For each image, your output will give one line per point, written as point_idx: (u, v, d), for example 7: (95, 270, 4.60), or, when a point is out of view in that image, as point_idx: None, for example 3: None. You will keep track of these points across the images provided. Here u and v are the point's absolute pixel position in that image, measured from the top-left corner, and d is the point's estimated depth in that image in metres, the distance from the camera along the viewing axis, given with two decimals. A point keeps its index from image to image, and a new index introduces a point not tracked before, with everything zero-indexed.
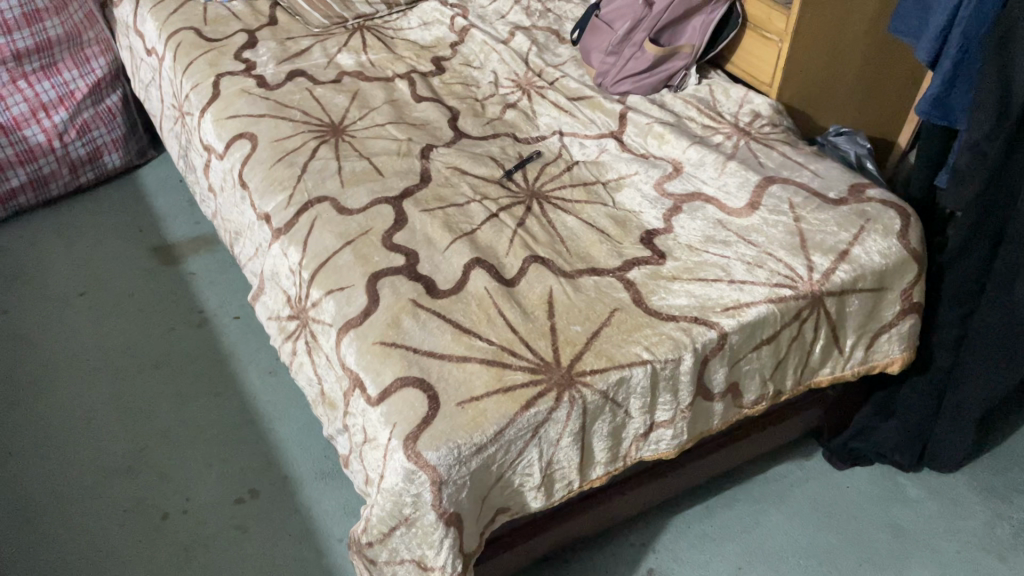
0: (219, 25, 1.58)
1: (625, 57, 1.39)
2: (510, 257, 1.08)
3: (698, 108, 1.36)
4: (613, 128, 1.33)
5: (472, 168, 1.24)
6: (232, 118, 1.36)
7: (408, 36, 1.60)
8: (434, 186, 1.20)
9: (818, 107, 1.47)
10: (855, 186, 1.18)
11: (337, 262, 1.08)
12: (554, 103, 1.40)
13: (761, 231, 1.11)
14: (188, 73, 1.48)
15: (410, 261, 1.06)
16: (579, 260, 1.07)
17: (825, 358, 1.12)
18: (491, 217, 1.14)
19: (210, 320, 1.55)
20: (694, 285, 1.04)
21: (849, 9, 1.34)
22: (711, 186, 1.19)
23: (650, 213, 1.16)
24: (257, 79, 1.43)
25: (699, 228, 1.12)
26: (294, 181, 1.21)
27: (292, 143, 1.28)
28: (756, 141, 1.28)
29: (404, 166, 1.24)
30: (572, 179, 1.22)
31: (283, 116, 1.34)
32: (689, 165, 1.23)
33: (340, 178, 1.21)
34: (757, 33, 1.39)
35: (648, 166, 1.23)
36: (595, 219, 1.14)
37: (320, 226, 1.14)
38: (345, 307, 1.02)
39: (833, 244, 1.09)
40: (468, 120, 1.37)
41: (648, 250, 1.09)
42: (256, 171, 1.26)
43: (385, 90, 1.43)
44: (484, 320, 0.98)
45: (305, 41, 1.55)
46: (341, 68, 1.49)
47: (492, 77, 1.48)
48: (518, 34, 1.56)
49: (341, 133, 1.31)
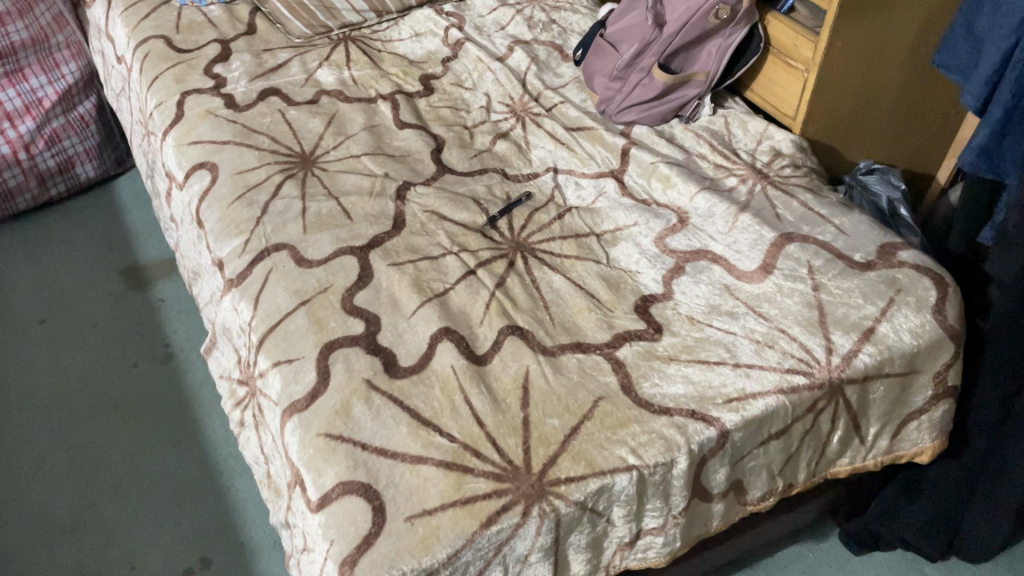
0: (191, 33, 1.45)
1: (631, 83, 1.25)
2: (484, 327, 0.94)
3: (711, 145, 1.21)
4: (615, 166, 1.19)
5: (451, 213, 1.10)
6: (194, 144, 1.23)
7: (397, 49, 1.46)
8: (408, 233, 1.07)
9: (847, 142, 1.31)
10: (886, 246, 1.04)
11: (288, 328, 0.95)
12: (550, 133, 1.26)
13: (774, 301, 0.97)
14: (153, 89, 1.35)
15: (370, 329, 0.93)
16: (563, 333, 0.94)
17: (844, 448, 0.98)
18: (467, 274, 1.01)
19: (176, 355, 1.43)
20: (693, 368, 0.90)
21: (886, 35, 1.19)
22: (720, 244, 1.05)
23: (649, 274, 1.02)
24: (225, 99, 1.30)
25: (702, 295, 0.98)
26: (253, 223, 1.08)
27: (255, 177, 1.15)
28: (775, 187, 1.13)
29: (376, 209, 1.10)
30: (563, 229, 1.08)
31: (249, 144, 1.21)
32: (695, 216, 1.09)
33: (302, 221, 1.08)
34: (781, 59, 1.24)
35: (649, 215, 1.09)
36: (585, 280, 1.01)
37: (275, 280, 1.01)
38: (291, 385, 0.89)
39: (857, 320, 0.95)
40: (454, 151, 1.23)
41: (643, 322, 0.95)
42: (213, 209, 1.13)
43: (364, 113, 1.29)
44: (446, 410, 0.85)
45: (283, 54, 1.42)
46: (320, 85, 1.36)
47: (485, 100, 1.34)
48: (516, 51, 1.42)
49: (311, 164, 1.18)
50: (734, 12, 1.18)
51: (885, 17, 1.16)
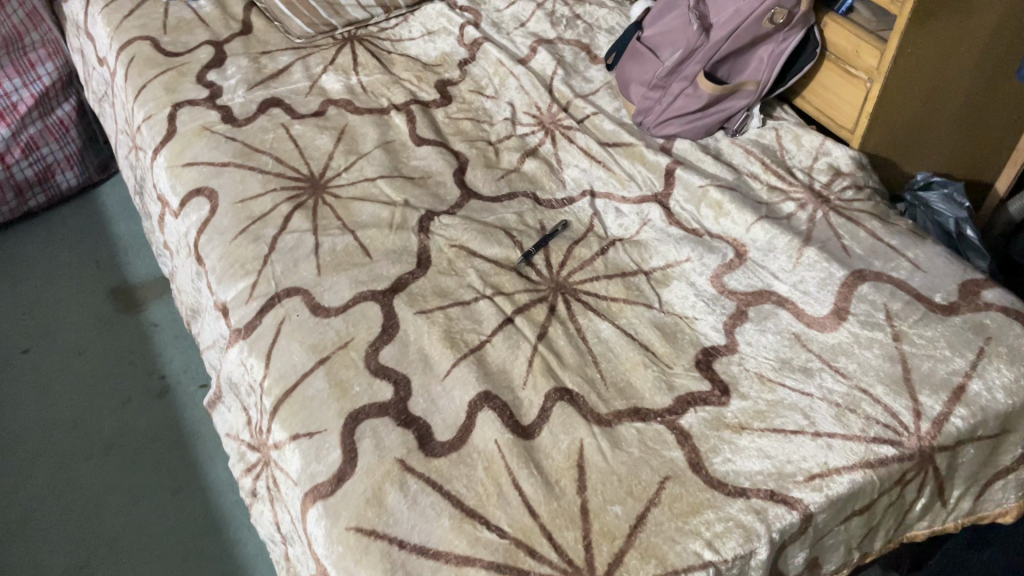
0: (180, 34, 1.32)
1: (673, 94, 1.13)
2: (528, 389, 0.83)
3: (763, 163, 1.10)
4: (658, 188, 1.07)
5: (481, 248, 0.99)
6: (189, 166, 1.11)
7: (408, 50, 1.33)
8: (434, 273, 0.96)
9: (907, 154, 1.20)
10: (967, 285, 0.93)
11: (305, 393, 0.84)
12: (583, 149, 1.14)
13: (851, 355, 0.86)
14: (140, 100, 1.22)
15: (399, 393, 0.82)
16: (618, 396, 0.83)
17: (926, 512, 0.87)
18: (504, 323, 0.90)
19: (172, 389, 1.32)
20: (768, 439, 0.79)
21: (958, 38, 1.07)
22: (785, 284, 0.94)
23: (707, 321, 0.91)
24: (221, 112, 1.18)
25: (769, 346, 0.88)
26: (259, 263, 0.97)
27: (260, 207, 1.04)
28: (838, 214, 1.02)
29: (397, 244, 0.99)
30: (607, 266, 0.97)
31: (251, 166, 1.09)
32: (754, 250, 0.98)
33: (315, 260, 0.97)
34: (839, 66, 1.12)
35: (703, 249, 0.98)
36: (637, 328, 0.90)
37: (288, 332, 0.89)
38: (312, 464, 0.78)
39: (945, 376, 0.84)
40: (479, 172, 1.11)
41: (707, 381, 0.84)
42: (214, 244, 1.01)
43: (377, 127, 1.17)
44: (493, 496, 0.74)
45: (283, 57, 1.29)
46: (326, 94, 1.24)
47: (508, 110, 1.21)
48: (540, 52, 1.30)
49: (322, 190, 1.07)
50: (790, 16, 1.06)
51: (959, 20, 1.04)
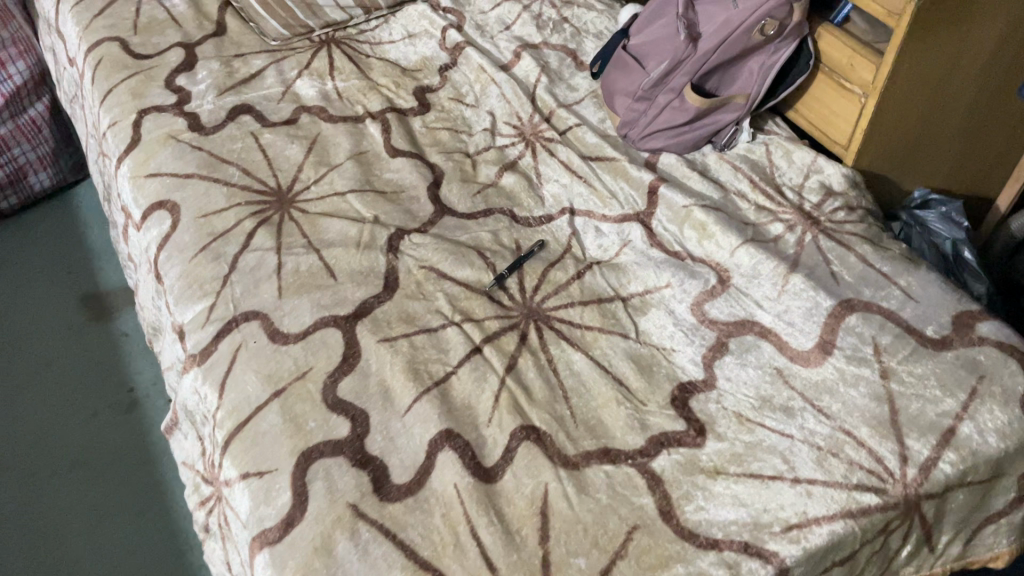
0: (151, 35, 1.27)
1: (658, 106, 1.08)
2: (493, 427, 0.79)
3: (751, 181, 1.05)
4: (640, 207, 1.03)
5: (452, 270, 0.95)
6: (152, 177, 1.06)
7: (387, 53, 1.28)
8: (401, 297, 0.91)
9: (905, 169, 1.15)
10: (962, 317, 0.88)
11: (259, 428, 0.79)
12: (564, 163, 1.09)
13: (836, 393, 0.82)
14: (106, 104, 1.17)
15: (356, 430, 0.78)
16: (588, 435, 0.79)
17: (912, 557, 0.81)
18: (472, 353, 0.86)
19: (141, 403, 1.28)
20: (744, 485, 0.75)
21: (959, 51, 1.01)
22: (769, 313, 0.89)
23: (686, 353, 0.86)
24: (188, 119, 1.13)
25: (749, 382, 0.83)
26: (219, 283, 0.93)
27: (222, 222, 0.99)
28: (827, 237, 0.98)
29: (364, 265, 0.95)
30: (582, 291, 0.92)
31: (215, 178, 1.05)
32: (738, 276, 0.93)
33: (277, 281, 0.92)
34: (832, 79, 1.07)
35: (684, 274, 0.93)
36: (611, 361, 0.85)
37: (244, 361, 0.85)
38: (260, 507, 0.74)
39: (934, 419, 0.79)
40: (454, 186, 1.06)
41: (682, 421, 0.80)
42: (173, 262, 0.97)
43: (350, 137, 1.13)
44: (449, 547, 0.70)
45: (257, 60, 1.24)
46: (299, 100, 1.19)
47: (488, 120, 1.16)
48: (524, 58, 1.25)
49: (288, 205, 1.02)
50: (783, 26, 1.01)
51: (963, 32, 0.99)
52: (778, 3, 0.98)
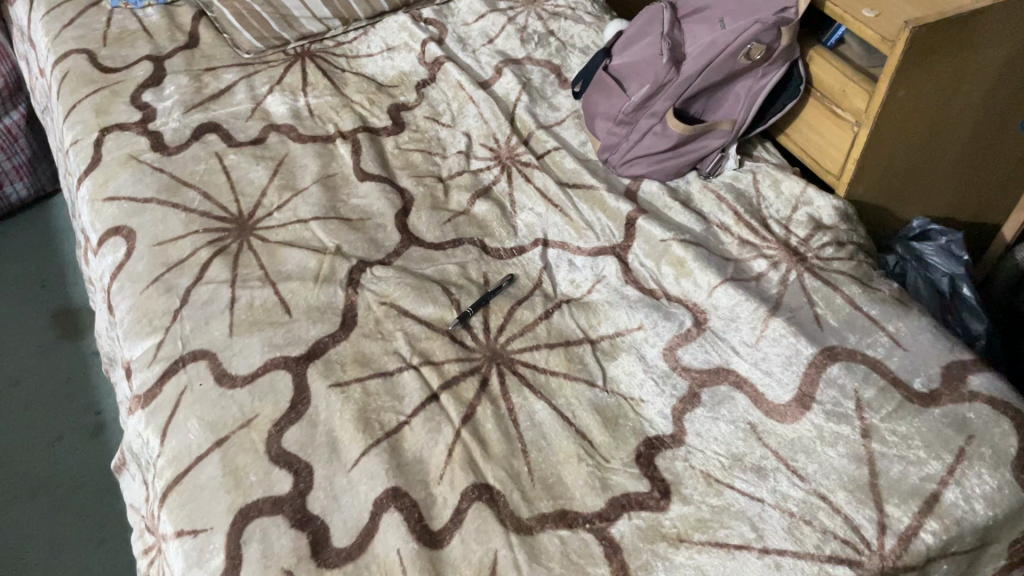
0: (121, 47, 1.23)
1: (640, 131, 1.03)
2: (444, 485, 0.74)
3: (735, 212, 1.00)
4: (617, 239, 0.97)
5: (414, 306, 0.90)
6: (110, 201, 1.02)
7: (364, 67, 1.23)
8: (358, 337, 0.87)
9: (901, 199, 1.09)
10: (953, 368, 0.82)
11: (197, 480, 0.75)
12: (540, 190, 1.04)
13: (812, 453, 0.77)
14: (69, 121, 1.13)
15: (298, 486, 0.74)
16: (545, 496, 0.74)
17: None
18: (428, 401, 0.81)
19: (107, 427, 1.24)
20: (707, 555, 0.69)
21: (959, 79, 0.95)
22: (746, 361, 0.84)
23: (655, 404, 0.81)
24: (151, 139, 1.09)
25: (720, 438, 0.78)
26: (169, 319, 0.88)
27: (178, 251, 0.95)
28: (813, 276, 0.92)
29: (322, 300, 0.90)
30: (549, 333, 0.87)
31: (174, 203, 1.00)
32: (715, 318, 0.88)
33: (229, 317, 0.88)
34: (825, 105, 1.01)
35: (659, 315, 0.88)
36: (575, 411, 0.80)
37: (188, 405, 0.81)
38: (193, 569, 0.70)
39: (917, 483, 0.73)
40: (423, 214, 1.02)
41: (646, 481, 0.75)
42: (124, 293, 0.92)
43: (319, 158, 1.08)
44: None
45: (228, 74, 1.20)
46: (269, 117, 1.14)
47: (464, 141, 1.11)
48: (505, 74, 1.20)
49: (248, 232, 0.98)
50: (770, 51, 0.96)
51: (962, 59, 0.92)
52: (765, 27, 0.93)
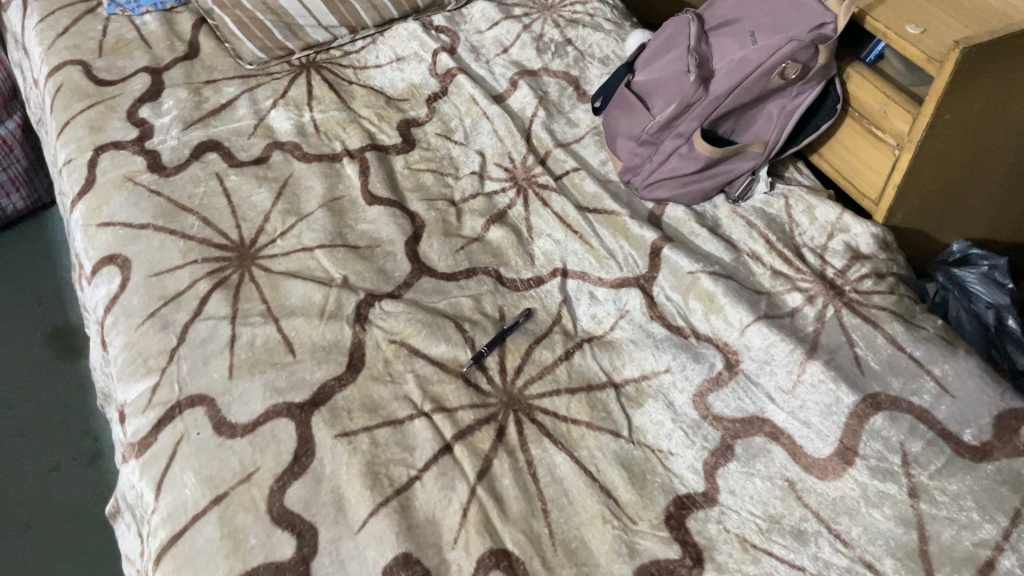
0: (117, 58, 1.17)
1: (665, 152, 0.97)
2: (459, 549, 0.69)
3: (767, 241, 0.94)
4: (641, 270, 0.92)
5: (425, 345, 0.84)
6: (104, 227, 0.96)
7: (373, 79, 1.18)
8: (366, 380, 0.81)
9: (941, 224, 1.02)
10: (1005, 418, 0.76)
11: (194, 542, 0.70)
12: (559, 214, 0.98)
13: (856, 515, 0.71)
14: (62, 138, 1.08)
15: (302, 550, 0.69)
16: (568, 562, 0.68)
17: None
18: (441, 453, 0.75)
19: (105, 455, 1.19)
20: None
21: (1008, 99, 0.88)
22: (782, 409, 0.78)
23: (684, 457, 0.75)
24: (149, 158, 1.03)
25: (756, 497, 0.73)
26: (165, 359, 0.83)
27: (175, 283, 0.89)
28: (851, 312, 0.86)
29: (328, 338, 0.85)
30: (570, 376, 0.82)
31: (172, 229, 0.95)
32: (748, 360, 0.82)
33: (229, 357, 0.83)
34: (863, 126, 0.95)
35: (687, 357, 0.82)
36: (599, 465, 0.75)
37: (185, 456, 0.76)
38: None
39: (971, 550, 0.68)
40: (435, 240, 0.96)
41: (676, 546, 0.69)
42: (119, 328, 0.87)
43: (325, 178, 1.02)
44: None
45: (229, 88, 1.14)
46: (272, 134, 1.08)
47: (477, 160, 1.06)
48: (521, 87, 1.14)
49: (249, 262, 0.92)
50: (806, 69, 0.89)
51: (1012, 80, 0.86)
52: (802, 44, 0.87)
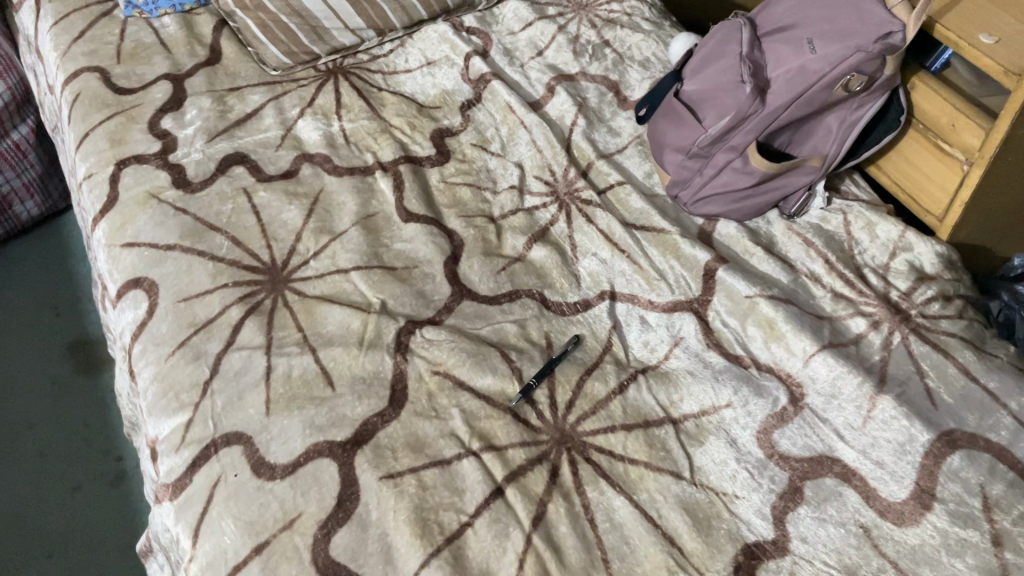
0: (136, 64, 1.12)
1: (716, 165, 0.91)
2: None
3: (826, 261, 0.89)
4: (694, 293, 0.87)
5: (470, 376, 0.80)
6: (128, 248, 0.92)
7: (403, 85, 1.13)
8: (410, 415, 0.77)
9: (1006, 238, 0.97)
10: None
11: None
12: (604, 232, 0.94)
13: (937, 565, 0.67)
14: (82, 150, 1.03)
15: None
16: None
17: None
18: (493, 497, 0.71)
19: (129, 476, 1.16)
20: None
21: None
22: (852, 448, 0.74)
23: (751, 501, 0.71)
24: (173, 173, 0.98)
25: (829, 545, 0.68)
26: (198, 393, 0.79)
27: (205, 310, 0.85)
28: (920, 339, 0.81)
29: (368, 369, 0.80)
30: (625, 411, 0.77)
31: (200, 250, 0.90)
32: (814, 393, 0.78)
33: (265, 391, 0.78)
34: (929, 138, 0.90)
35: (750, 390, 0.78)
36: (660, 510, 0.71)
37: (222, 500, 0.72)
38: None
39: None
40: (475, 261, 0.91)
41: None
42: (148, 359, 0.83)
43: (357, 194, 0.97)
44: None
45: (254, 95, 1.09)
46: (300, 145, 1.04)
47: (516, 173, 1.01)
48: (558, 94, 1.09)
49: (283, 285, 0.88)
50: (871, 81, 0.84)
51: None
52: (868, 55, 0.82)
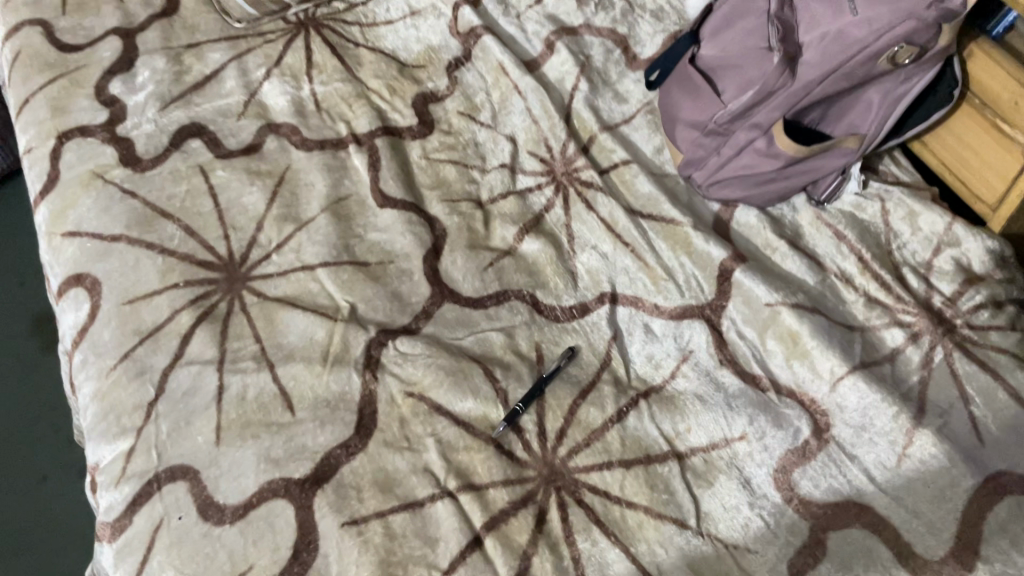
0: (83, 15, 0.99)
1: (735, 144, 0.79)
2: None
3: (860, 259, 0.78)
4: (707, 299, 0.76)
5: (449, 400, 0.70)
6: (70, 237, 0.80)
7: (383, 40, 1.00)
8: (379, 446, 0.68)
9: None
10: None
11: None
12: (607, 221, 0.82)
13: None
14: (20, 119, 0.91)
15: None
16: None
17: None
18: (470, 548, 0.63)
19: None
20: None
21: None
22: (883, 493, 0.65)
23: (765, 556, 0.63)
24: (120, 148, 0.87)
25: None
26: (141, 417, 0.69)
27: (152, 314, 0.75)
28: (967, 357, 0.71)
29: (333, 389, 0.71)
30: (624, 443, 0.68)
31: (149, 242, 0.79)
32: (841, 423, 0.68)
33: (216, 416, 0.69)
34: (986, 117, 0.77)
35: (768, 421, 0.69)
36: (661, 567, 0.62)
37: (165, 549, 0.63)
38: None
39: None
40: (459, 255, 0.81)
41: None
42: (88, 372, 0.73)
43: (327, 173, 0.86)
44: None
45: (214, 54, 0.96)
46: (265, 113, 0.92)
47: (509, 149, 0.89)
48: (558, 52, 0.96)
49: (240, 284, 0.77)
50: (922, 53, 0.71)
51: None
52: (921, 23, 0.69)
